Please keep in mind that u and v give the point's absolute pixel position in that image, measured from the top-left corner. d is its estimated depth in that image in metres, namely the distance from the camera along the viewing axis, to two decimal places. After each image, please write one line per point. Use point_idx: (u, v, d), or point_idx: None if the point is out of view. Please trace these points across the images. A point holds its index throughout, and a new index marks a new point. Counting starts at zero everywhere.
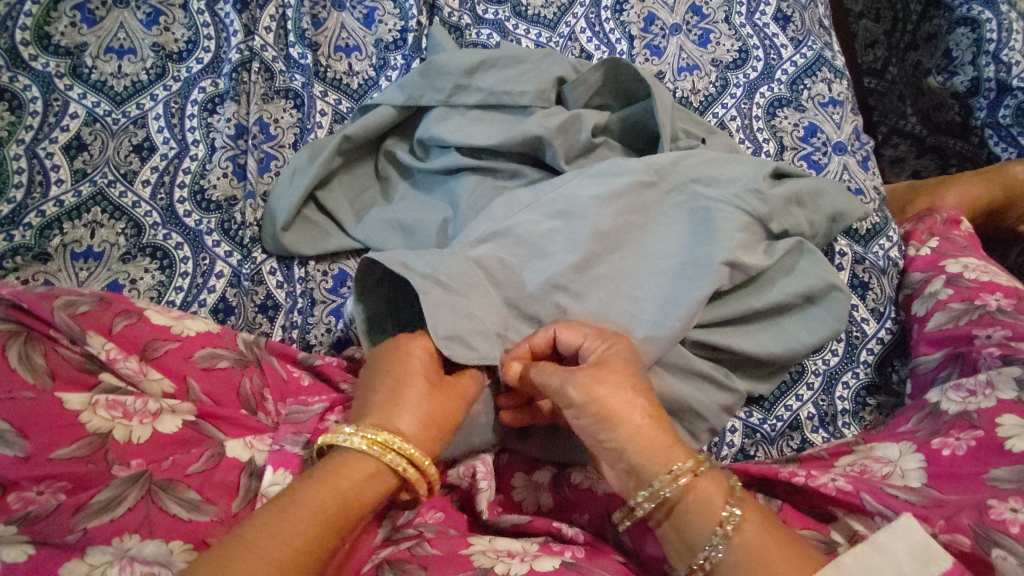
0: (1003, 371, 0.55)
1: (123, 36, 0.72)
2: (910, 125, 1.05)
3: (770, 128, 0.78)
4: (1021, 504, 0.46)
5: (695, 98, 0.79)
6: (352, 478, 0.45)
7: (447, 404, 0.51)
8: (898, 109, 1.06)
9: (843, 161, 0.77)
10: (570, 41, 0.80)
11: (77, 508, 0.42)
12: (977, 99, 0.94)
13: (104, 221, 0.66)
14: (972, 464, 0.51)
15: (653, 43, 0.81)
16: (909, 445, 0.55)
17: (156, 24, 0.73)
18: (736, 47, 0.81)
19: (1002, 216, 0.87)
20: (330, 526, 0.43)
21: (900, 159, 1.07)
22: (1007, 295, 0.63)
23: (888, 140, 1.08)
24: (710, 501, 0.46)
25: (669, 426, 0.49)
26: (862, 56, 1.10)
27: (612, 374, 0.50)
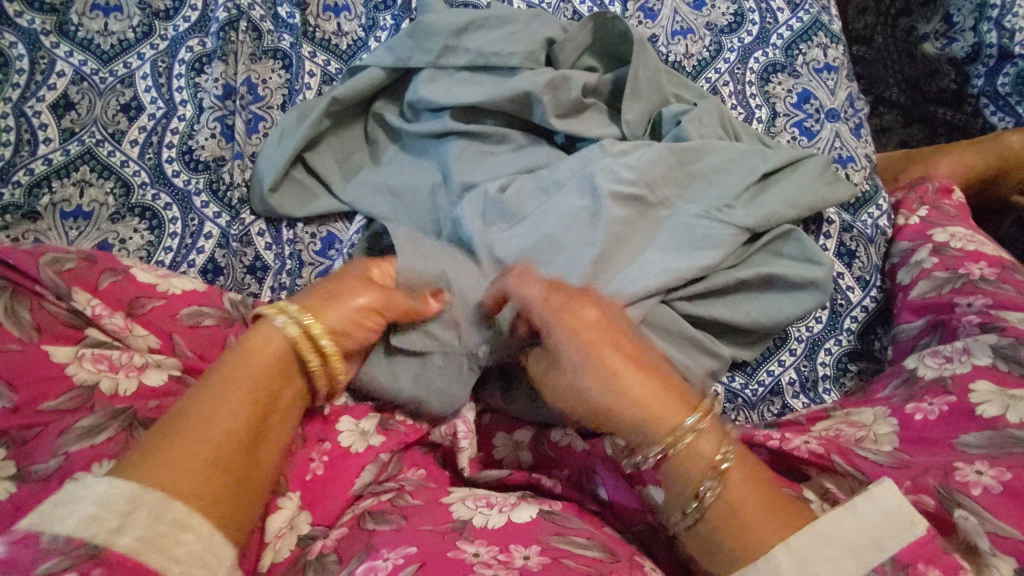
0: (981, 339, 0.56)
1: None
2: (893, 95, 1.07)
3: (763, 94, 0.77)
4: (987, 466, 0.47)
5: (688, 63, 0.78)
6: (261, 357, 0.49)
7: (377, 300, 0.54)
8: (883, 78, 1.08)
9: (836, 129, 0.76)
10: (563, 2, 0.78)
11: (62, 431, 0.44)
12: (976, 67, 0.92)
13: (93, 180, 0.66)
14: (943, 428, 0.52)
15: (647, 5, 0.80)
16: (884, 409, 0.56)
17: None
18: (732, 10, 0.79)
19: (997, 186, 0.86)
20: (259, 402, 0.46)
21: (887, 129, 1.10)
22: (991, 264, 0.63)
23: (875, 110, 1.11)
24: (699, 459, 0.47)
25: (652, 385, 0.49)
26: (853, 22, 1.10)
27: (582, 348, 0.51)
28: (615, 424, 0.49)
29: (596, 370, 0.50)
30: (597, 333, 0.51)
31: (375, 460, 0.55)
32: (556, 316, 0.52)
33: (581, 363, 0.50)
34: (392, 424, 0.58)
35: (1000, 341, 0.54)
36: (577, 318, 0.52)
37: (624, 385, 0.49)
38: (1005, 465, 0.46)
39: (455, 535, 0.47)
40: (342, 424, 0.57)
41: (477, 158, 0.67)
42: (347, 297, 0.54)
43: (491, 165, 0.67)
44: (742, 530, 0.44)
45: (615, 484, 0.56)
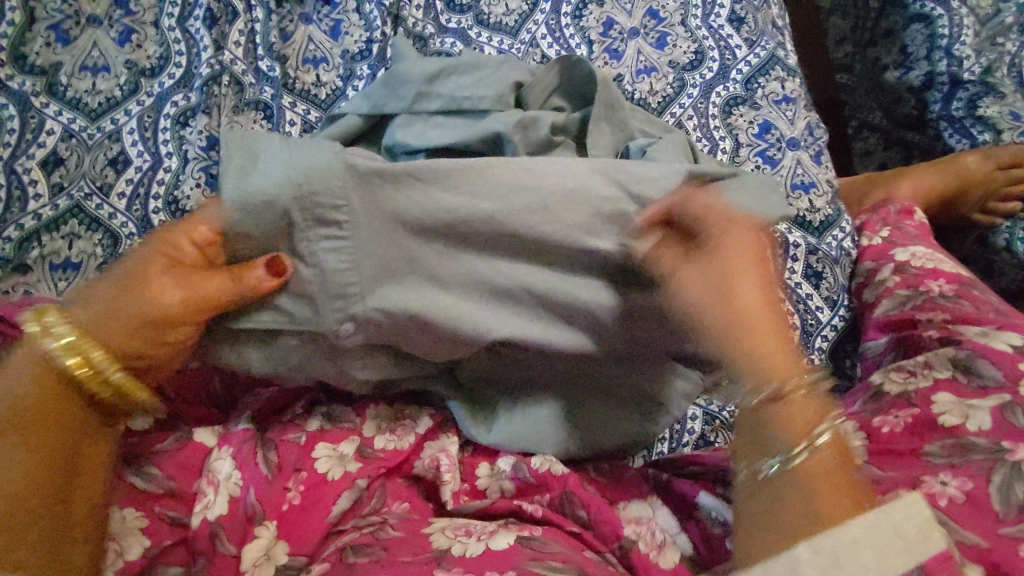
0: (940, 353, 0.58)
1: (97, 54, 0.75)
2: (875, 119, 1.09)
3: (726, 126, 0.80)
4: (950, 476, 0.49)
5: (653, 99, 0.82)
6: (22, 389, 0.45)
7: (183, 291, 0.49)
8: (865, 104, 1.11)
9: (797, 157, 0.79)
10: (532, 47, 0.82)
11: None
12: (933, 93, 0.96)
13: (82, 232, 0.68)
14: (909, 440, 0.53)
15: (612, 47, 0.84)
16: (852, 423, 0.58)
17: (128, 42, 0.76)
18: (692, 49, 0.83)
19: (956, 209, 0.91)
20: (43, 446, 0.44)
21: (869, 151, 1.11)
22: (949, 281, 0.66)
23: (858, 133, 1.13)
24: (792, 419, 0.47)
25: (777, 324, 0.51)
26: (834, 53, 1.16)
27: (731, 259, 0.52)
28: (733, 356, 0.50)
29: (760, 300, 0.51)
30: (747, 254, 0.52)
31: (354, 489, 0.56)
32: (709, 247, 0.52)
33: (708, 289, 0.51)
34: (372, 453, 0.59)
35: (956, 353, 0.56)
36: (727, 239, 0.53)
37: (748, 312, 0.50)
38: (966, 474, 0.48)
39: (433, 566, 0.48)
40: (319, 451, 0.57)
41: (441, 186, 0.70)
42: (155, 284, 0.49)
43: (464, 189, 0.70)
44: (810, 502, 0.42)
45: (598, 503, 0.57)
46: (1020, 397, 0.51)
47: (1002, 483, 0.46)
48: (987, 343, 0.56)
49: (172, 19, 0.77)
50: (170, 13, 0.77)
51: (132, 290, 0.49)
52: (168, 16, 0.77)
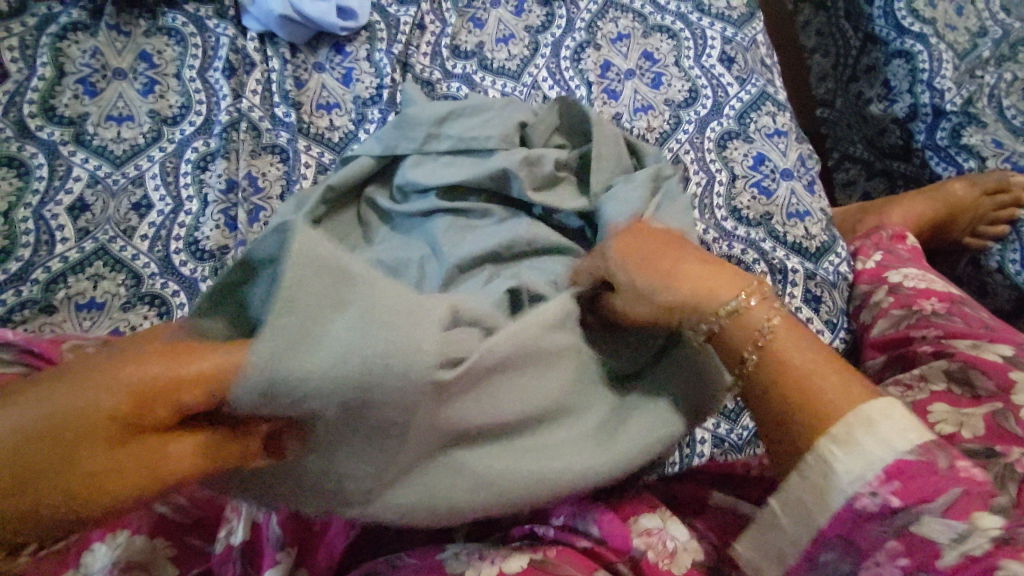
0: (934, 365, 0.60)
1: (122, 104, 0.79)
2: (858, 151, 1.14)
3: (722, 159, 0.84)
4: None
5: (652, 136, 0.85)
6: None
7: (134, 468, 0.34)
8: (847, 137, 1.16)
9: (791, 186, 0.83)
10: (533, 90, 0.87)
11: None
12: (917, 124, 1.02)
13: (107, 273, 0.71)
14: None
15: (610, 87, 0.88)
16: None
17: (152, 92, 0.80)
18: (686, 87, 0.88)
19: (952, 228, 0.93)
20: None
21: (852, 181, 1.15)
22: (940, 300, 0.68)
23: (840, 165, 1.18)
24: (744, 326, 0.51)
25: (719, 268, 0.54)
26: (817, 89, 1.22)
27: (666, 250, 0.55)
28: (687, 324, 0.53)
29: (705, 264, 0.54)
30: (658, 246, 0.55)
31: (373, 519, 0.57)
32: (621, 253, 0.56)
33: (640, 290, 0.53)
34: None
35: (947, 364, 0.59)
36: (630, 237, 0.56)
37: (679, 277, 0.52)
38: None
39: None
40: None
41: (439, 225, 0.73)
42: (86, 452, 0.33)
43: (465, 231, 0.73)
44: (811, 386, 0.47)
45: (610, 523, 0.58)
46: (1012, 404, 0.53)
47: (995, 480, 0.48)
48: (979, 355, 0.58)
49: (193, 71, 0.82)
50: (190, 65, 0.82)
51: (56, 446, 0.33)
52: (189, 68, 0.82)
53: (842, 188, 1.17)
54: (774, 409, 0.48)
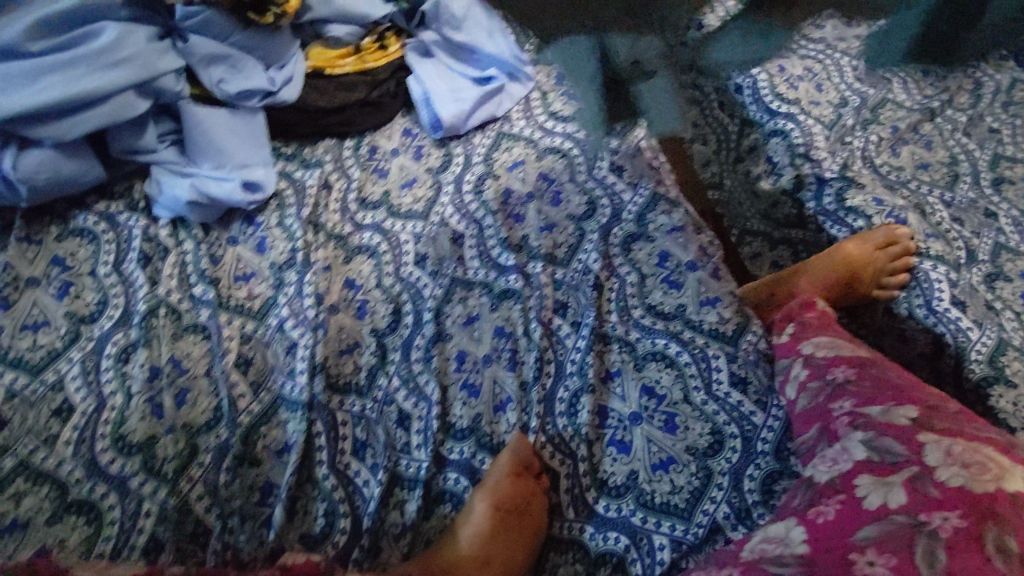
0: (851, 437, 0.63)
1: (37, 312, 0.79)
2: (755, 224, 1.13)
3: (629, 261, 0.89)
4: (877, 553, 0.52)
5: (560, 252, 0.90)
6: None
7: None
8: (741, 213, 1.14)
9: (697, 277, 0.86)
10: (442, 227, 0.90)
11: None
12: (806, 192, 1.08)
13: (28, 488, 0.69)
14: (841, 529, 0.56)
15: (514, 211, 0.92)
16: (794, 521, 0.60)
17: (67, 294, 0.81)
18: (584, 201, 0.93)
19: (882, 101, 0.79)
20: None
21: (758, 254, 1.11)
22: (849, 365, 0.72)
23: (742, 240, 1.13)
24: None
25: None
26: (703, 174, 1.16)
27: None
28: None
29: None
30: None
31: None
32: None
33: None
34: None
35: (865, 435, 0.62)
36: None
37: None
38: (891, 550, 0.52)
39: None
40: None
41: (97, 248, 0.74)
42: None
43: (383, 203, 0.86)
44: None
45: None
46: (925, 466, 0.57)
47: (924, 550, 0.51)
48: (890, 420, 0.63)
49: (108, 266, 0.83)
50: (104, 261, 0.83)
51: None
52: (103, 264, 0.83)
53: (750, 260, 1.12)
54: None
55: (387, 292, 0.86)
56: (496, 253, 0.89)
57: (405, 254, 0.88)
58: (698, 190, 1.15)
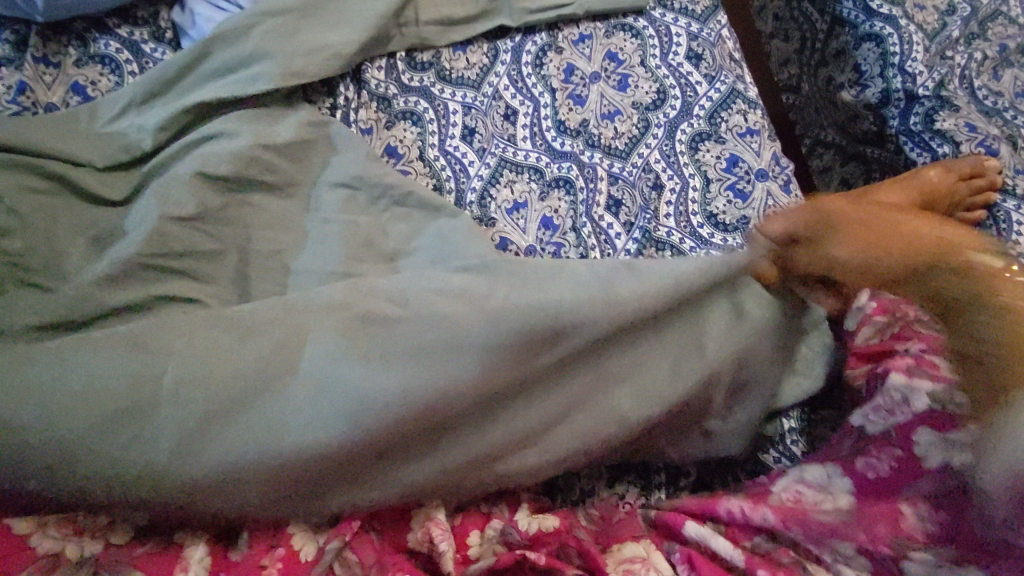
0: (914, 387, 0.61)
1: (58, 95, 0.76)
2: (829, 134, 1.13)
3: (694, 162, 0.81)
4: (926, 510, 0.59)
5: (618, 143, 0.82)
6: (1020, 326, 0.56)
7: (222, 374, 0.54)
8: (818, 121, 1.15)
9: (766, 187, 0.80)
10: (495, 100, 0.83)
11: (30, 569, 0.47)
12: (890, 109, 1.00)
13: None
14: (894, 480, 0.61)
15: (574, 92, 0.84)
16: (836, 467, 0.64)
17: (83, 86, 0.77)
18: (654, 88, 0.84)
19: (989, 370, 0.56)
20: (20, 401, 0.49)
21: (828, 167, 1.14)
22: (926, 304, 0.66)
23: (814, 150, 1.17)
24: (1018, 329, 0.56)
25: (994, 345, 0.56)
26: (779, 74, 1.22)
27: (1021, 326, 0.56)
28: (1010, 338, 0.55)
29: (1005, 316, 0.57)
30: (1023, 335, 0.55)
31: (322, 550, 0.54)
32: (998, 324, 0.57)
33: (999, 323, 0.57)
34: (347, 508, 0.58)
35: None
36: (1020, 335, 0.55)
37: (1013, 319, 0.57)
38: (945, 508, 0.59)
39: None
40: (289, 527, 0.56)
41: (83, 176, 0.69)
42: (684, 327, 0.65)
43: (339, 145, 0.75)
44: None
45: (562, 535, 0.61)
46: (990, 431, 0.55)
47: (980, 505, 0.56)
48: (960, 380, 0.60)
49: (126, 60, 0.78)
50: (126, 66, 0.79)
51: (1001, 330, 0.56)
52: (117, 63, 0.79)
53: (819, 174, 1.15)
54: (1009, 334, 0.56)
55: (430, 166, 0.79)
56: (551, 136, 0.82)
57: (452, 125, 0.81)
58: (775, 94, 1.22)
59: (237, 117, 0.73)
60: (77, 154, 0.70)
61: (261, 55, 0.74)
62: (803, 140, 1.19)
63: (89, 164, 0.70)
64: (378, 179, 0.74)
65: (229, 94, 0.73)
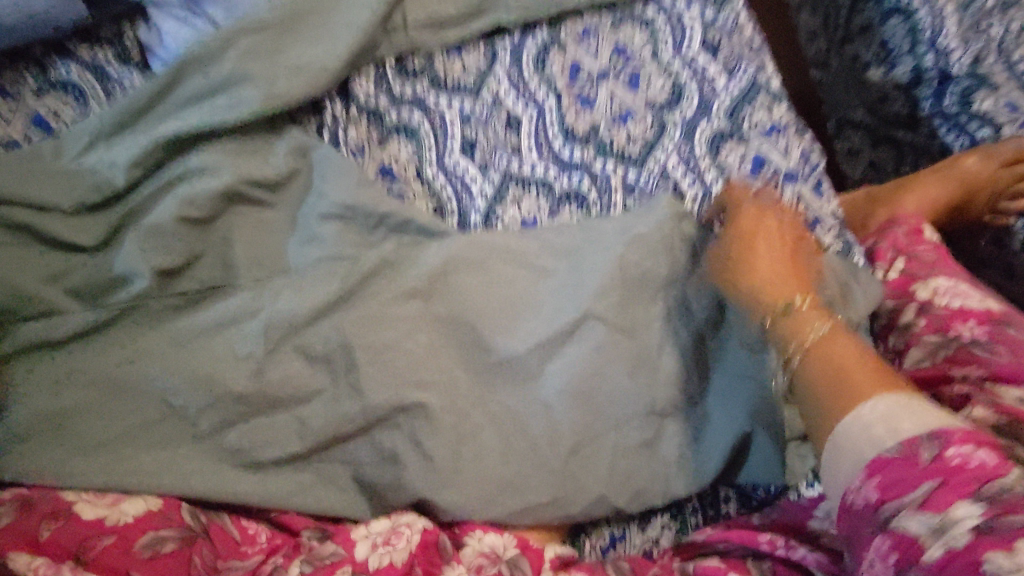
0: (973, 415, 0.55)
1: (20, 130, 0.70)
2: (858, 116, 1.03)
3: (716, 165, 0.75)
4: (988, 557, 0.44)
5: (633, 148, 0.76)
6: (846, 358, 0.55)
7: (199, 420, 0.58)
8: (845, 100, 1.04)
9: (797, 190, 0.74)
10: (496, 108, 0.76)
11: None
12: (922, 90, 0.93)
13: None
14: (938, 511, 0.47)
15: (581, 94, 0.77)
16: None
17: (46, 117, 0.70)
18: (668, 85, 0.77)
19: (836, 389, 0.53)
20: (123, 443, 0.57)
21: (856, 151, 1.04)
22: (979, 322, 0.62)
23: (841, 131, 1.07)
24: (835, 365, 0.55)
25: (828, 377, 0.54)
26: (807, 48, 1.08)
27: (859, 371, 0.53)
28: (824, 377, 0.55)
29: (831, 362, 0.55)
30: (840, 368, 0.55)
31: None
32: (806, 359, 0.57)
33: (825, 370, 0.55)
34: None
35: None
36: (843, 355, 0.55)
37: (828, 354, 0.56)
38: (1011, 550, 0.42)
39: None
40: None
41: (49, 224, 0.63)
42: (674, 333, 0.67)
43: (326, 171, 0.69)
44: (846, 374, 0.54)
45: None
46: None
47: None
48: None
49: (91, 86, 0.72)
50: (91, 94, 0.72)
51: (829, 371, 0.55)
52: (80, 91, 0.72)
53: (845, 157, 1.06)
54: (826, 371, 0.55)
55: (431, 186, 0.73)
56: (558, 144, 0.76)
57: (451, 139, 0.75)
58: (800, 70, 1.11)
59: (217, 150, 0.67)
60: (40, 198, 0.63)
61: (241, 79, 0.68)
62: (829, 120, 1.08)
63: (55, 208, 0.64)
64: (377, 207, 0.68)
65: (207, 125, 0.66)
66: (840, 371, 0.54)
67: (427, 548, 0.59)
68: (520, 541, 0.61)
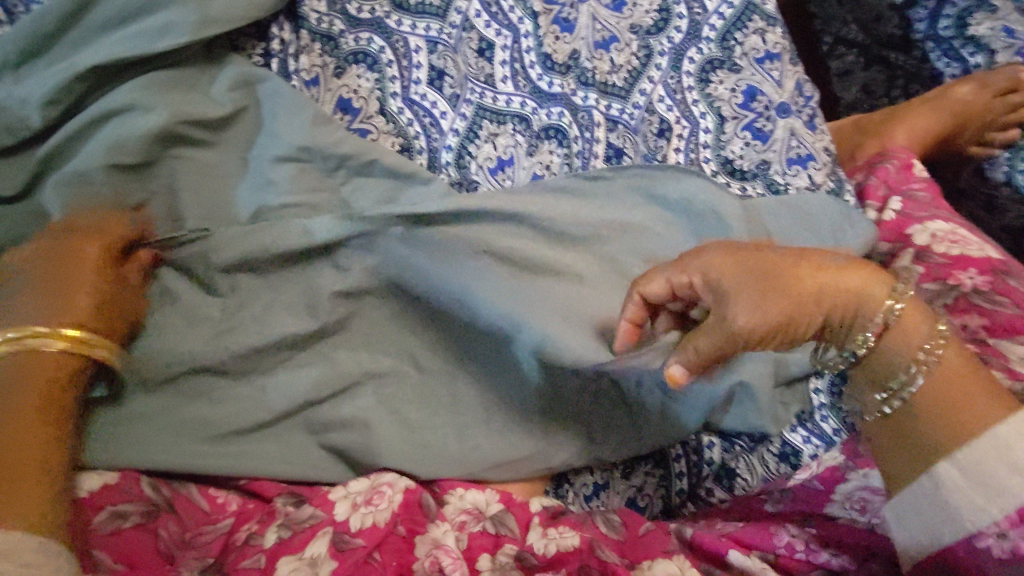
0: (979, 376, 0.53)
1: None
2: (852, 32, 0.94)
3: (705, 98, 0.70)
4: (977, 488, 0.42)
5: (616, 78, 0.69)
6: (916, 339, 0.46)
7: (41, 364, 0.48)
8: (838, 15, 0.94)
9: (790, 125, 0.70)
10: (465, 32, 0.68)
11: None
12: (918, 9, 0.89)
13: None
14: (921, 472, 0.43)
15: (561, 16, 0.70)
16: None
17: None
18: (655, 6, 0.71)
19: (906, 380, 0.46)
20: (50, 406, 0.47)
21: (848, 71, 0.95)
22: (981, 271, 0.60)
23: (833, 50, 0.95)
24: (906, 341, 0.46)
25: (901, 360, 0.46)
26: None
27: (916, 343, 0.46)
28: (906, 362, 0.46)
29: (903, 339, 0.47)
30: (915, 351, 0.46)
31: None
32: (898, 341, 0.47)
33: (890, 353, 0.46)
34: (349, 540, 0.51)
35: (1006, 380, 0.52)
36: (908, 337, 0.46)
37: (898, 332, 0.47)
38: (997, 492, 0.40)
39: None
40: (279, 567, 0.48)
41: None
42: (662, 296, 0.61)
43: (277, 106, 0.62)
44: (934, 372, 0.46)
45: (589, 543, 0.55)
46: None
47: None
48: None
49: None
50: None
51: (912, 356, 0.45)
52: None
53: (838, 79, 0.96)
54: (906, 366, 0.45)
55: (395, 121, 0.66)
56: (536, 74, 0.69)
57: (416, 69, 0.67)
58: None
59: (148, 82, 0.58)
60: None
61: None
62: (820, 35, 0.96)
63: None
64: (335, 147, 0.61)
65: (132, 55, 0.57)
66: (909, 355, 0.45)
67: (410, 507, 0.55)
68: (503, 496, 0.58)
